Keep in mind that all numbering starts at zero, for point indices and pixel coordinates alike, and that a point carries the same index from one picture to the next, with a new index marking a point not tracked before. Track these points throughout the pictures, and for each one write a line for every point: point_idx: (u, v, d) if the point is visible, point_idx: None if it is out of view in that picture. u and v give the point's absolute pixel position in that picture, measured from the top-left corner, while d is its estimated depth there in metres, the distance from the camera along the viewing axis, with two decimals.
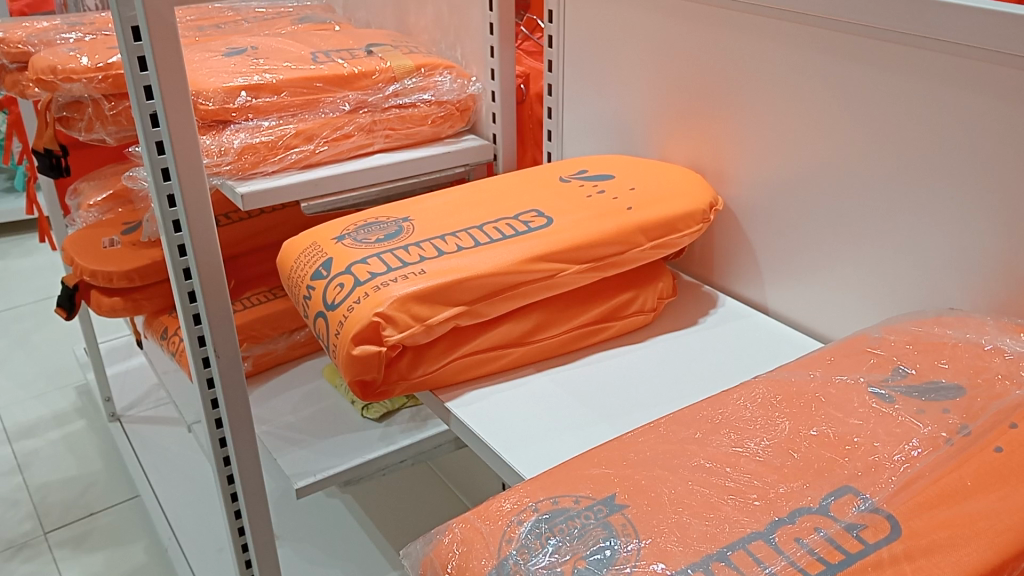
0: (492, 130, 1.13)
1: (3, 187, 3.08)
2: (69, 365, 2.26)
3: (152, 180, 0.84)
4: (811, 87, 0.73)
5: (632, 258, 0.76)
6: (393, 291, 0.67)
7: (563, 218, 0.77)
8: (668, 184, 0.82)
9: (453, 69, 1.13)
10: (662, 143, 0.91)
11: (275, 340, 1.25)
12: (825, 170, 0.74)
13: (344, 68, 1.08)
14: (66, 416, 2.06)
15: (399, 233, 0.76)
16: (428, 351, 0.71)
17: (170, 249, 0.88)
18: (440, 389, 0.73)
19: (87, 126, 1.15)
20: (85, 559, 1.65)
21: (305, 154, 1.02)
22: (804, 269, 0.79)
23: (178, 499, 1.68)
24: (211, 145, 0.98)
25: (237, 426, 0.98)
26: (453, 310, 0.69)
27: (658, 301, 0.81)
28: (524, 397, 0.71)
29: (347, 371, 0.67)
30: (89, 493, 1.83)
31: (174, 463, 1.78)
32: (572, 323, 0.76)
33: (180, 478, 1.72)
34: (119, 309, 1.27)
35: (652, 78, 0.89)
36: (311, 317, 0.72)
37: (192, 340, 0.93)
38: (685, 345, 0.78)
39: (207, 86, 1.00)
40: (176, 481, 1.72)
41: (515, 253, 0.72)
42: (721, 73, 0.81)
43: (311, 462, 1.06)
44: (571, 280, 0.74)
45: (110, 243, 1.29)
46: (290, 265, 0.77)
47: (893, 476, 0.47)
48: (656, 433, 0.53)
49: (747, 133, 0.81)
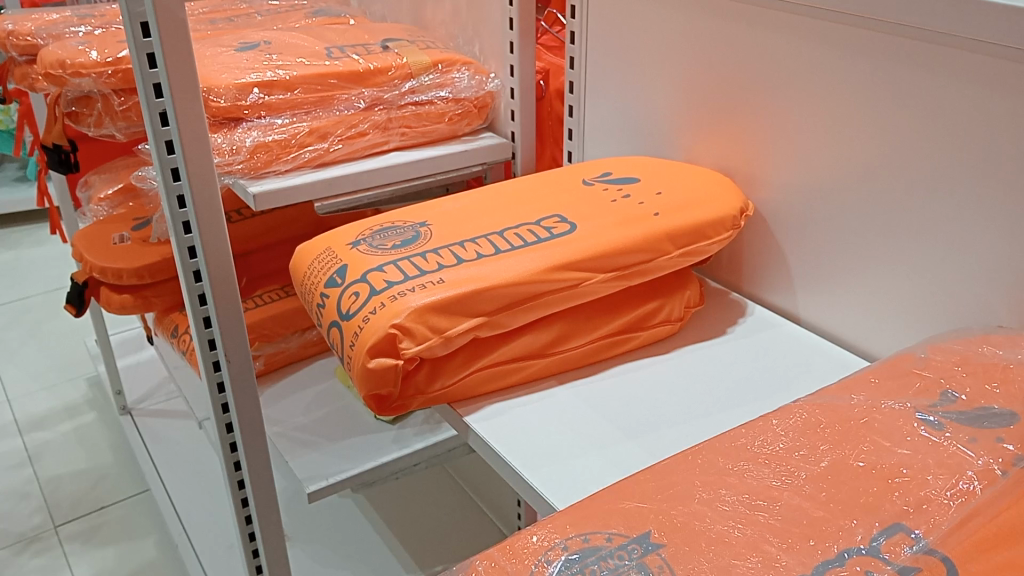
0: (511, 128, 1.10)
1: (15, 176, 3.07)
2: (80, 357, 2.25)
3: (161, 180, 0.82)
4: (851, 88, 0.69)
5: (658, 266, 0.73)
6: (411, 302, 0.64)
7: (586, 224, 0.74)
8: (696, 188, 0.79)
9: (471, 65, 1.10)
10: (689, 144, 0.88)
11: (287, 339, 1.23)
12: (864, 176, 0.70)
13: (359, 65, 1.04)
14: (77, 408, 2.05)
15: (417, 239, 0.73)
16: (446, 364, 0.68)
17: (179, 250, 0.85)
18: (457, 402, 0.70)
19: (97, 121, 1.13)
20: (95, 554, 1.64)
21: (318, 152, 0.99)
22: (837, 280, 0.76)
23: (191, 496, 1.66)
24: (223, 143, 0.95)
25: (248, 432, 0.96)
26: (472, 321, 0.66)
27: (685, 309, 0.78)
28: (547, 413, 0.68)
29: (362, 386, 0.64)
30: (100, 486, 1.82)
31: (184, 457, 1.76)
32: (596, 333, 0.73)
33: (193, 477, 1.70)
34: (129, 307, 1.25)
35: (678, 76, 0.86)
36: (325, 326, 0.69)
37: (202, 344, 0.91)
38: (713, 356, 0.75)
39: (219, 82, 0.97)
40: (187, 477, 1.70)
41: (536, 261, 0.69)
42: (754, 75, 0.77)
43: (324, 467, 1.05)
44: (595, 290, 0.71)
45: (120, 239, 1.28)
46: (303, 270, 0.74)
47: (947, 513, 0.44)
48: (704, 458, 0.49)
49: (777, 136, 0.77)
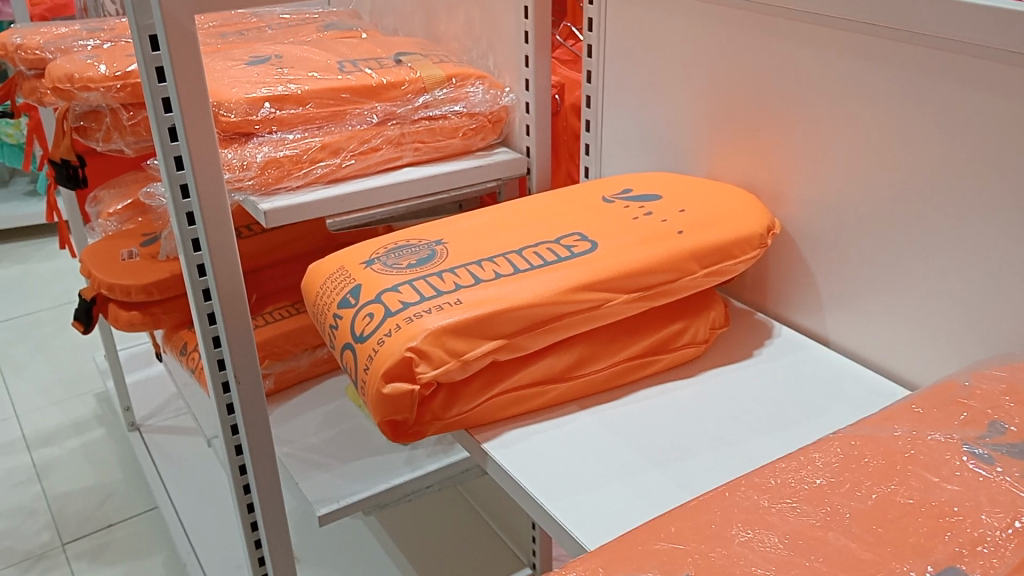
0: (526, 143, 1.08)
1: (26, 190, 3.06)
2: (88, 372, 2.23)
3: (170, 197, 0.79)
4: (885, 103, 0.66)
5: (683, 286, 0.71)
6: (427, 324, 0.62)
7: (608, 243, 0.71)
8: (720, 206, 0.76)
9: (485, 79, 1.08)
10: (711, 160, 0.86)
11: (297, 356, 1.21)
12: (900, 194, 0.68)
13: (372, 79, 1.03)
14: (84, 424, 2.03)
15: (432, 258, 0.71)
16: (464, 388, 0.66)
17: (189, 269, 0.83)
18: (475, 428, 0.67)
19: (105, 136, 1.11)
20: (102, 573, 1.62)
21: (331, 168, 0.97)
22: (869, 299, 0.73)
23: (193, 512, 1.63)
24: (233, 159, 0.93)
25: (258, 454, 0.94)
26: (491, 344, 0.64)
27: (710, 331, 0.76)
28: (569, 440, 0.66)
29: (376, 412, 0.62)
30: (107, 504, 1.80)
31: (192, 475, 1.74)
32: (618, 356, 0.71)
33: (198, 493, 1.67)
34: (137, 324, 1.23)
35: (700, 89, 0.84)
36: (338, 348, 0.67)
37: (212, 364, 0.89)
38: (738, 382, 0.73)
39: (229, 97, 0.95)
40: (193, 494, 1.68)
41: (557, 282, 0.66)
42: (781, 88, 0.75)
43: (336, 489, 1.03)
44: (618, 311, 0.68)
45: (128, 255, 1.26)
46: (316, 290, 0.72)
47: (1002, 556, 0.41)
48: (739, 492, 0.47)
49: (806, 151, 0.75)
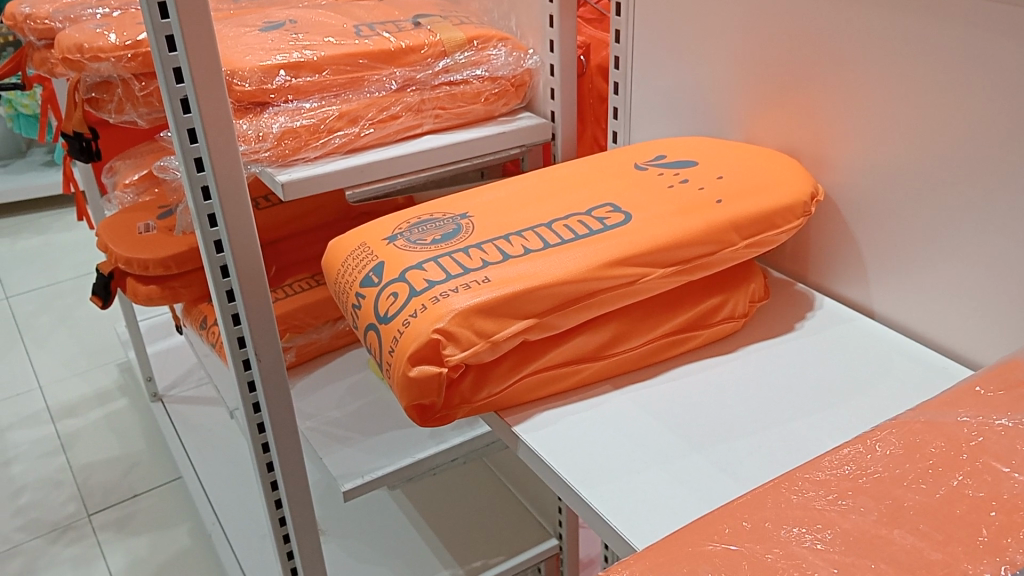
0: (551, 107, 1.04)
1: (42, 161, 3.05)
2: (110, 343, 2.23)
3: (184, 171, 0.76)
4: (953, 65, 0.63)
5: (722, 259, 0.67)
6: (455, 303, 0.59)
7: (642, 214, 0.68)
8: (760, 173, 0.72)
9: (508, 41, 1.04)
10: (753, 123, 0.82)
11: (318, 329, 1.18)
12: (964, 161, 0.65)
13: (390, 43, 0.99)
14: (108, 395, 2.04)
15: (458, 232, 0.68)
16: (493, 370, 0.63)
17: (206, 245, 0.81)
18: (504, 410, 0.65)
19: (117, 108, 1.08)
20: (130, 543, 1.63)
21: (349, 137, 0.94)
22: (923, 269, 0.70)
23: (219, 474, 1.62)
24: (248, 130, 0.90)
25: (282, 431, 0.92)
26: (522, 324, 0.61)
27: (750, 304, 0.73)
28: (604, 421, 0.63)
29: (403, 396, 0.59)
30: (133, 474, 1.80)
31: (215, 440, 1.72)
32: (654, 333, 0.68)
33: (224, 457, 1.66)
34: (155, 298, 1.21)
35: (740, 48, 0.80)
36: (361, 329, 0.64)
37: (232, 341, 0.86)
38: (780, 358, 0.70)
39: (243, 65, 0.91)
40: (218, 458, 1.66)
41: (590, 257, 0.63)
42: (837, 49, 0.71)
43: (361, 464, 1.01)
44: (653, 286, 0.65)
45: (145, 228, 1.24)
46: (336, 268, 0.69)
47: None
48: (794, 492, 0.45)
49: (857, 112, 0.72)
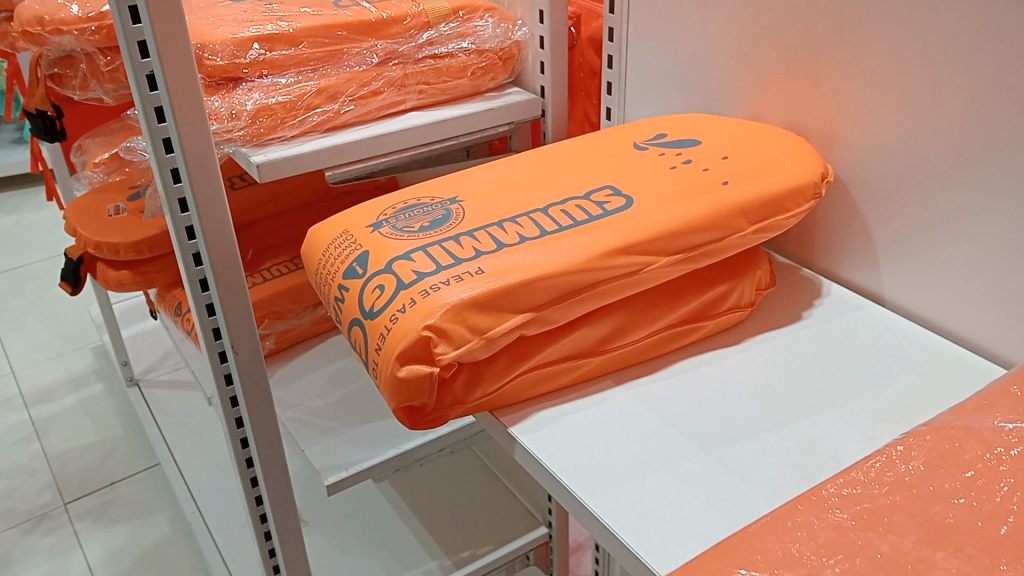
0: (540, 82, 0.99)
1: (13, 138, 2.96)
2: (85, 326, 2.16)
3: (152, 153, 0.71)
4: (977, 35, 0.59)
5: (730, 245, 0.63)
6: (446, 297, 0.54)
7: (645, 198, 0.63)
8: (767, 152, 0.68)
9: (494, 12, 0.99)
10: (756, 98, 0.78)
11: (298, 315, 1.14)
12: (987, 138, 0.60)
13: (370, 13, 0.93)
14: (83, 379, 1.98)
15: (448, 219, 0.63)
16: (488, 368, 0.58)
17: (176, 231, 0.75)
18: (499, 410, 0.60)
19: (82, 84, 1.02)
20: (107, 532, 1.58)
21: (328, 115, 0.88)
22: (941, 253, 0.66)
23: (194, 457, 1.56)
24: (220, 107, 0.84)
25: (262, 425, 0.88)
26: (518, 318, 0.57)
27: (756, 293, 0.69)
28: (606, 420, 0.59)
29: (391, 398, 0.55)
30: (109, 460, 1.75)
31: (190, 421, 1.66)
32: (657, 325, 0.64)
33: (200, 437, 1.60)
34: (127, 284, 1.16)
35: (743, 19, 0.76)
36: (344, 324, 0.60)
37: (207, 333, 0.81)
38: (790, 349, 0.66)
39: (214, 38, 0.86)
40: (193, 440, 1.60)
41: (591, 245, 0.59)
42: (850, 19, 0.67)
43: (345, 456, 0.97)
44: (658, 275, 0.61)
45: (114, 211, 1.18)
46: (317, 258, 0.64)
47: None
48: (823, 512, 0.41)
49: (871, 87, 0.67)
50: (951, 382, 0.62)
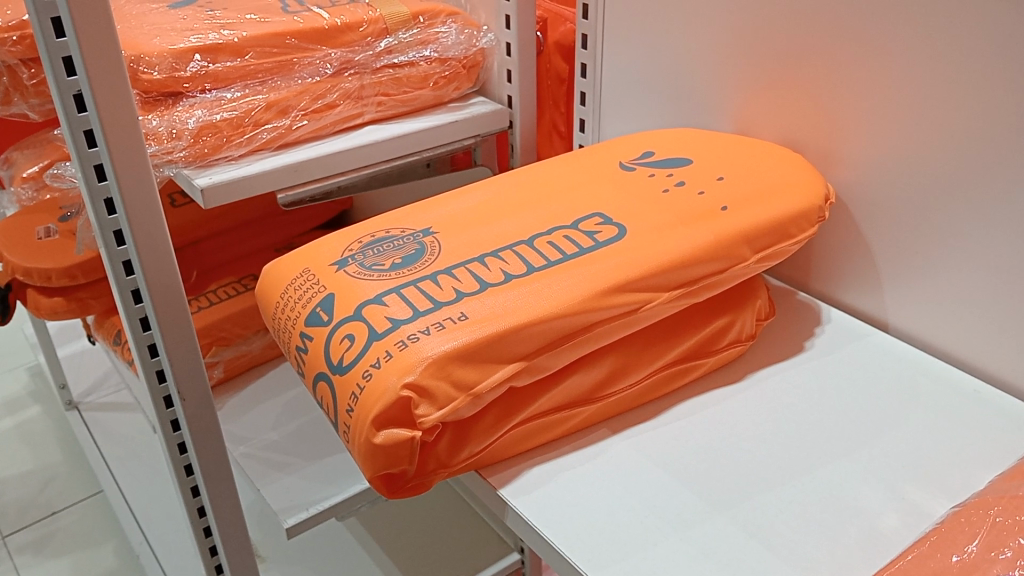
0: (507, 91, 0.93)
1: None
2: (18, 345, 2.04)
3: (82, 181, 0.63)
4: (988, 48, 0.54)
5: (733, 276, 0.58)
6: (427, 350, 0.48)
7: (639, 227, 0.58)
8: (765, 170, 0.63)
9: (458, 17, 0.93)
10: (746, 109, 0.72)
11: (248, 340, 1.06)
12: (1000, 157, 0.56)
13: (323, 20, 0.86)
14: (17, 402, 1.86)
15: (422, 254, 0.56)
16: (474, 425, 0.52)
17: (113, 268, 0.67)
18: (486, 469, 0.54)
19: (3, 98, 0.91)
20: (47, 567, 1.47)
21: (279, 131, 0.81)
22: (949, 277, 0.62)
23: (138, 488, 1.45)
24: (160, 126, 0.76)
25: (214, 472, 0.80)
26: (507, 369, 0.50)
27: (756, 324, 0.64)
28: (606, 476, 0.53)
29: (366, 467, 0.48)
30: (49, 489, 1.64)
31: (134, 448, 1.56)
32: (655, 365, 0.59)
33: (143, 464, 1.49)
34: (61, 312, 1.06)
35: (730, 26, 0.70)
36: (310, 379, 0.53)
37: (150, 377, 0.73)
38: (797, 386, 0.61)
39: (150, 49, 0.77)
40: (136, 466, 1.49)
41: (584, 283, 0.53)
42: (848, 29, 0.62)
43: (305, 494, 0.89)
44: (657, 313, 0.55)
45: (45, 233, 1.08)
46: (275, 300, 0.57)
47: None
48: None
49: (872, 100, 0.62)
50: (972, 420, 0.57)
